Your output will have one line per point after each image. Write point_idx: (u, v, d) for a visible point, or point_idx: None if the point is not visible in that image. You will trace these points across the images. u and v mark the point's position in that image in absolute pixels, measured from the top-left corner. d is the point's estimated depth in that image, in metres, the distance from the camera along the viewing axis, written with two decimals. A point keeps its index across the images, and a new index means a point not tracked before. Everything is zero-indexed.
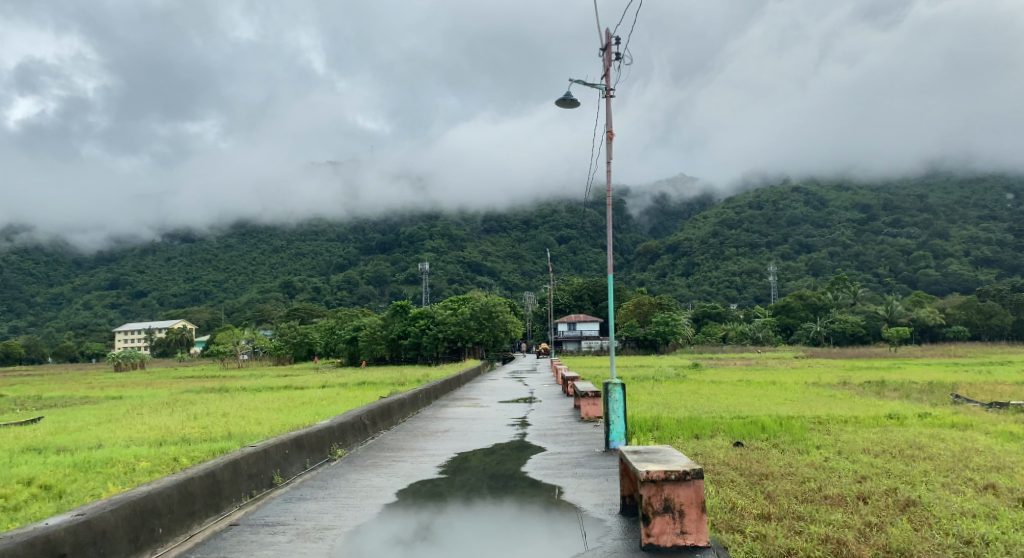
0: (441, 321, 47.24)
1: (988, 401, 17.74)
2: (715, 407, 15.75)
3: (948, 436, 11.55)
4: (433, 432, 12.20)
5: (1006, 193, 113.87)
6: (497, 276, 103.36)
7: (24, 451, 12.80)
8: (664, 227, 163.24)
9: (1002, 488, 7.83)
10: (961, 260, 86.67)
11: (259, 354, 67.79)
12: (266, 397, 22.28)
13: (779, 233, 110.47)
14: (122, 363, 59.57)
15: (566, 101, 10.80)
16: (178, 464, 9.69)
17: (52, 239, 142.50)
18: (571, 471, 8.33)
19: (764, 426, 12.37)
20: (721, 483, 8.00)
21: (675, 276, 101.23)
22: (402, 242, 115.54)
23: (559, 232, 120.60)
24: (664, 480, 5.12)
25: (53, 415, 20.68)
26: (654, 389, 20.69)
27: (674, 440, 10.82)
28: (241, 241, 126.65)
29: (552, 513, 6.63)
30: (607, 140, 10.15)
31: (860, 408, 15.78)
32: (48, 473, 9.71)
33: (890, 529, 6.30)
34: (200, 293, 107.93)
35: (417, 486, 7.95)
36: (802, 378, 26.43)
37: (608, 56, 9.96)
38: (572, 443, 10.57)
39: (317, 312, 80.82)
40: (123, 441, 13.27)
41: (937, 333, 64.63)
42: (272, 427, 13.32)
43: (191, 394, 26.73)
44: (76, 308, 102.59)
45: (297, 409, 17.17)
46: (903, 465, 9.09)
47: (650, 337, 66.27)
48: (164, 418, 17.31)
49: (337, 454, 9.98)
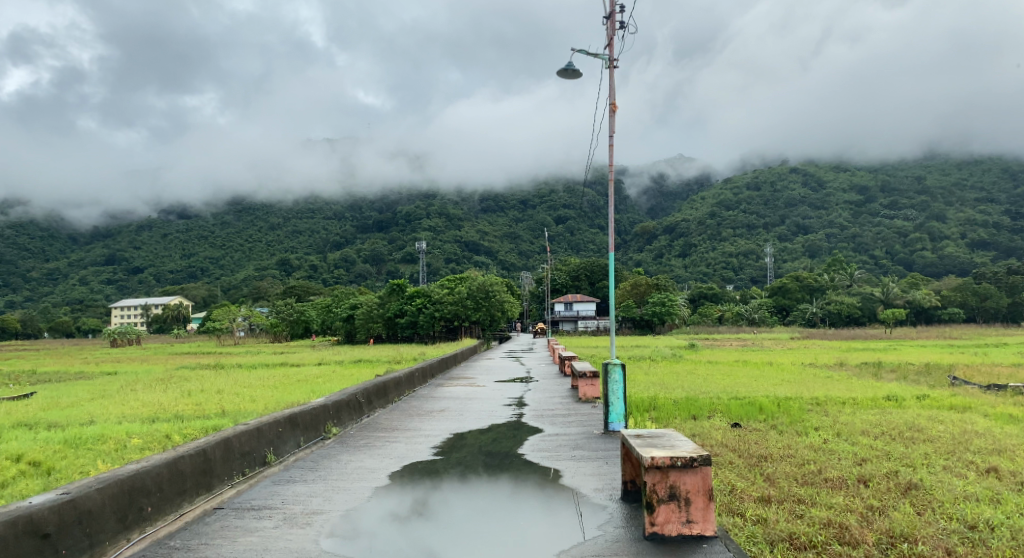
0: (437, 300, 46.48)
1: (986, 383, 17.57)
2: (712, 387, 15.64)
3: (948, 419, 11.36)
4: (429, 412, 12.07)
5: (1003, 176, 113.77)
6: (494, 255, 103.33)
7: (16, 427, 12.60)
8: (661, 207, 162.91)
9: (1005, 472, 7.68)
10: (958, 242, 86.79)
11: (256, 331, 67.76)
12: (263, 374, 22.16)
13: (777, 215, 110.07)
14: (118, 339, 59.27)
15: (568, 72, 10.45)
16: (170, 443, 9.52)
17: (48, 213, 140.78)
18: (569, 454, 8.17)
19: (762, 408, 12.19)
20: (720, 465, 7.85)
21: (672, 257, 101.18)
22: (399, 220, 114.76)
23: (557, 212, 119.99)
24: (670, 466, 4.95)
25: (44, 391, 20.39)
26: (653, 370, 20.56)
27: (672, 421, 10.68)
28: (236, 217, 126.05)
29: (547, 491, 6.58)
30: (609, 113, 9.82)
31: (858, 389, 15.69)
32: (37, 449, 9.52)
33: (893, 513, 6.16)
34: (196, 270, 107.55)
35: (411, 466, 7.77)
36: (799, 358, 26.45)
37: (612, 26, 9.60)
38: (570, 425, 10.40)
39: (313, 291, 80.56)
40: (116, 417, 13.09)
41: (932, 315, 64.06)
42: (265, 404, 13.14)
43: (188, 371, 26.61)
44: (72, 283, 102.21)
45: (292, 387, 17.05)
46: (903, 447, 8.93)
47: (647, 318, 66.25)
48: (157, 394, 17.06)
49: (331, 433, 9.84)
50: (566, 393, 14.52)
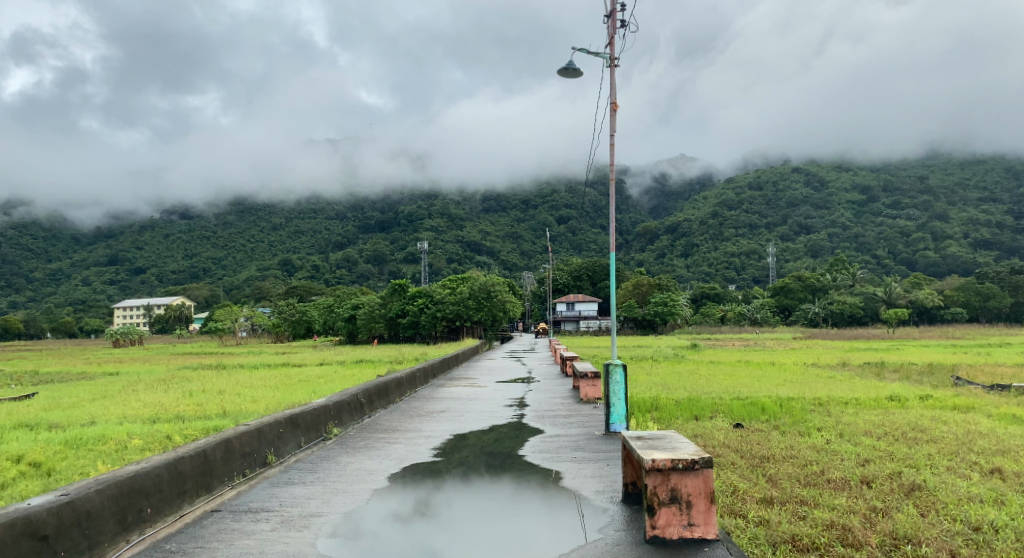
0: (439, 300, 46.56)
1: (989, 383, 17.47)
2: (714, 388, 15.59)
3: (950, 419, 11.31)
4: (429, 413, 12.01)
5: (1006, 175, 113.45)
6: (496, 255, 103.36)
7: (16, 428, 12.53)
8: (663, 207, 162.75)
9: (1009, 472, 7.63)
10: (961, 242, 86.59)
11: (258, 331, 67.82)
12: (266, 375, 22.17)
13: (779, 214, 109.91)
14: (120, 339, 59.33)
15: (569, 70, 10.41)
16: (170, 443, 9.47)
17: (49, 213, 140.85)
18: (570, 456, 8.10)
19: (764, 408, 12.13)
20: (723, 466, 7.81)
21: (675, 257, 101.02)
22: (401, 220, 114.77)
23: (559, 212, 119.97)
24: (671, 468, 4.91)
25: (45, 391, 20.42)
26: (655, 371, 20.41)
27: (674, 422, 10.61)
28: (239, 217, 126.15)
29: (548, 492, 6.55)
30: (610, 111, 9.77)
31: (861, 390, 15.62)
32: (37, 450, 9.48)
33: (897, 515, 6.11)
34: (198, 270, 107.77)
35: (412, 467, 7.73)
36: (800, 359, 26.24)
37: (614, 24, 9.57)
38: (571, 426, 10.32)
39: (315, 291, 80.68)
40: (116, 418, 13.02)
41: (935, 315, 63.91)
42: (267, 405, 13.13)
43: (190, 371, 26.58)
44: (75, 283, 102.39)
45: (294, 387, 17.01)
46: (906, 448, 8.89)
47: (649, 318, 66.24)
48: (159, 395, 17.05)
49: (332, 433, 9.80)
50: (567, 394, 14.44)
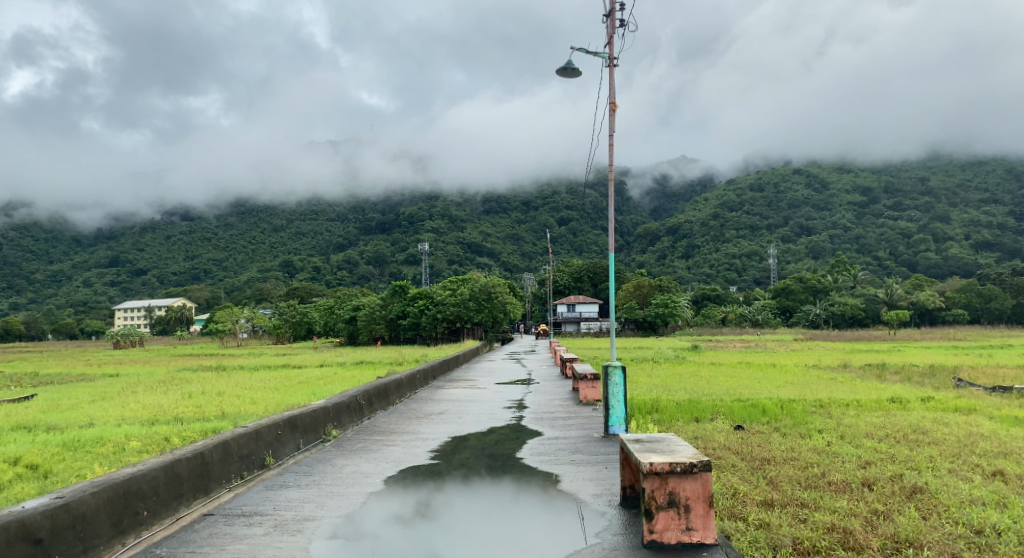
0: (439, 302, 46.46)
1: (990, 385, 17.39)
2: (715, 390, 15.48)
3: (952, 421, 11.27)
4: (429, 414, 11.93)
5: (1008, 177, 113.29)
6: (496, 257, 103.27)
7: (14, 430, 12.51)
8: (664, 209, 162.86)
9: (1011, 474, 7.59)
10: (962, 244, 86.46)
11: (258, 333, 67.77)
12: (265, 376, 22.06)
13: (780, 216, 109.82)
14: (121, 340, 59.20)
15: (568, 70, 10.35)
16: (168, 445, 9.44)
17: (50, 214, 140.88)
18: (569, 458, 8.04)
19: (765, 409, 12.07)
20: (722, 468, 7.78)
21: (675, 259, 100.89)
22: (402, 222, 114.74)
23: (560, 213, 119.80)
24: (669, 472, 4.86)
25: (44, 392, 20.33)
26: (655, 372, 20.35)
27: (674, 424, 10.56)
28: (240, 219, 126.22)
29: (549, 494, 6.49)
30: (609, 111, 9.73)
31: (861, 391, 15.55)
32: (35, 452, 9.45)
33: (898, 519, 6.03)
34: (199, 272, 107.82)
35: (412, 468, 7.70)
36: (801, 361, 26.07)
37: (612, 24, 9.52)
38: (571, 428, 10.29)
39: (315, 292, 80.58)
40: (115, 419, 12.99)
41: (936, 317, 63.88)
42: (266, 407, 13.11)
43: (189, 372, 26.43)
44: (76, 285, 102.28)
45: (294, 388, 16.98)
46: (908, 449, 8.87)
47: (650, 319, 66.17)
48: (159, 397, 16.95)
49: (331, 435, 9.77)
50: (567, 396, 14.40)
